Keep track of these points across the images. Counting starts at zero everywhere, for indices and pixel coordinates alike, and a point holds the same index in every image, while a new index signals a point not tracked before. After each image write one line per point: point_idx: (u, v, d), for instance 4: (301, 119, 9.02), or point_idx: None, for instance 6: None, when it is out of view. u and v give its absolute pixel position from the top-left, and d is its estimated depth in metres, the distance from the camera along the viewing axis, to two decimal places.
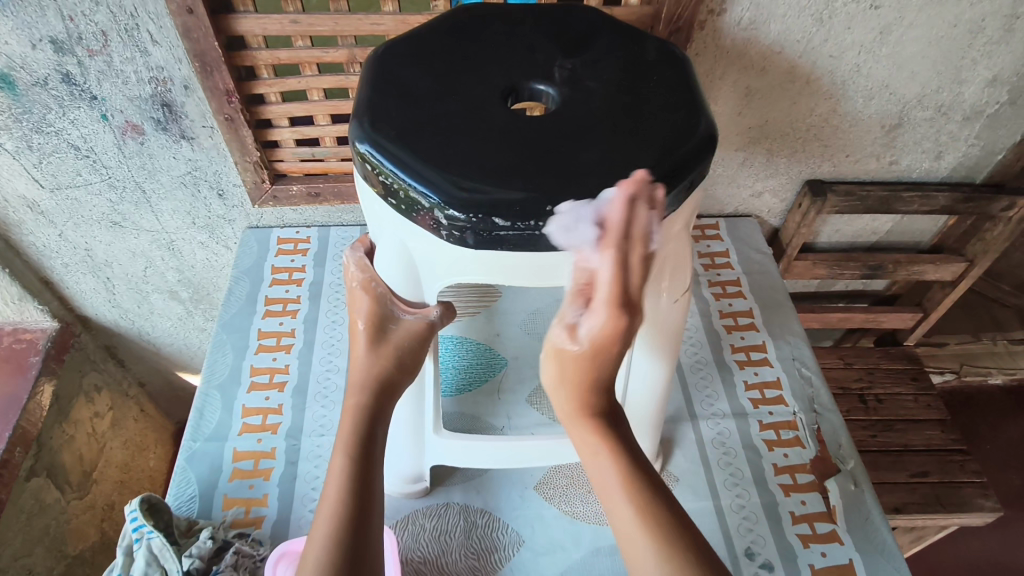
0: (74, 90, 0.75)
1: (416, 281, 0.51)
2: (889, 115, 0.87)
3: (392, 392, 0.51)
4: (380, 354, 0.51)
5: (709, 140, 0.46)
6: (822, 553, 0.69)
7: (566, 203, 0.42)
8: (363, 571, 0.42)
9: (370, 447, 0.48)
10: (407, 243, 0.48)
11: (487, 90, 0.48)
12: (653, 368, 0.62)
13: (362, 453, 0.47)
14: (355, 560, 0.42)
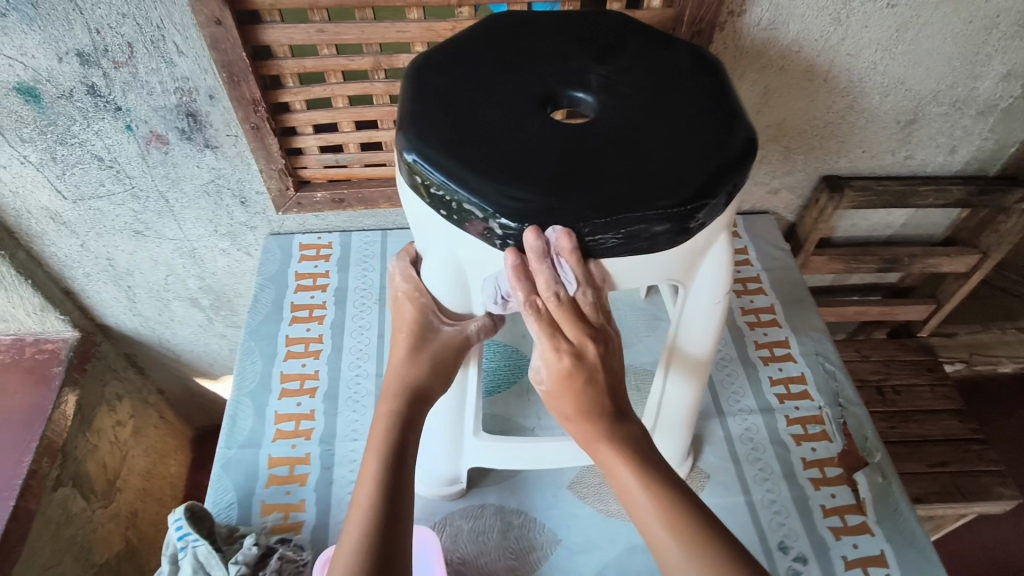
0: (98, 102, 0.75)
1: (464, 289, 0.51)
2: (905, 111, 0.88)
3: (423, 401, 0.53)
4: (417, 361, 0.53)
5: (752, 145, 0.46)
6: (853, 544, 0.70)
7: (616, 210, 0.42)
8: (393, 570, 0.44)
9: (403, 454, 0.50)
10: (449, 253, 0.49)
11: (528, 97, 0.48)
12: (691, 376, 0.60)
13: (394, 458, 0.49)
14: (383, 563, 0.44)
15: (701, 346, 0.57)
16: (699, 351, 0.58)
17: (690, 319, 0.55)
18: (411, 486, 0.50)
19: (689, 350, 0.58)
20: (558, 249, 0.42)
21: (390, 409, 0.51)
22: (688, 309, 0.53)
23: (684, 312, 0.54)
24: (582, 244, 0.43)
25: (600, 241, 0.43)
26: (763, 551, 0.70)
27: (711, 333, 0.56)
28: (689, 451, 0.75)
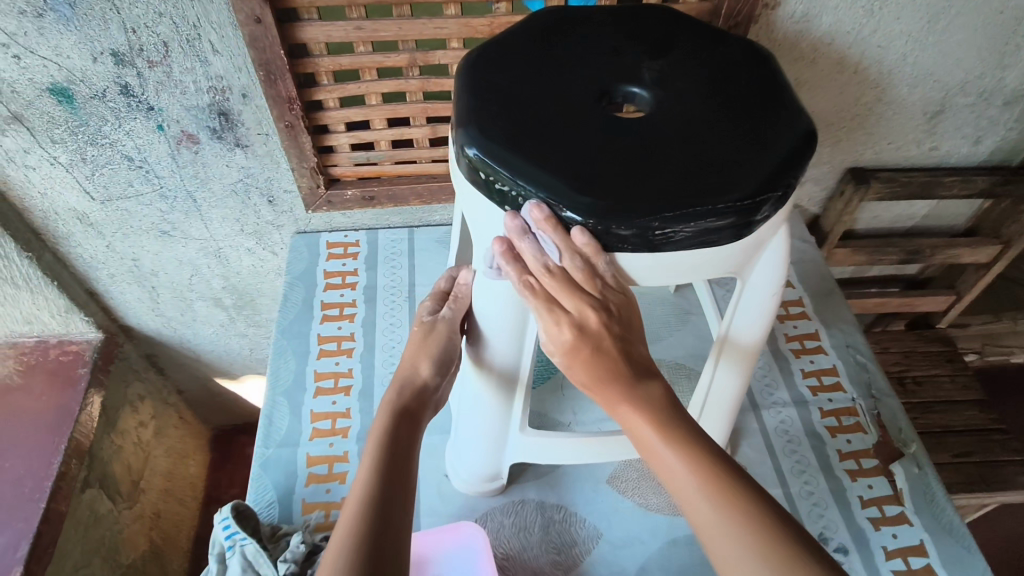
0: (131, 101, 0.74)
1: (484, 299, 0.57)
2: (932, 102, 0.88)
3: (423, 395, 0.59)
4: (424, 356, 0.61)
5: (812, 137, 0.46)
6: (893, 535, 0.70)
7: (686, 203, 0.41)
8: (394, 514, 0.47)
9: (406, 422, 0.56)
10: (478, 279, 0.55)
11: (584, 93, 0.48)
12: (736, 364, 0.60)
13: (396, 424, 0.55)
14: (384, 506, 0.47)
15: (750, 342, 0.57)
16: (745, 351, 0.58)
17: (745, 316, 0.55)
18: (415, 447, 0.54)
19: (737, 348, 0.58)
20: (535, 220, 0.43)
21: (387, 406, 0.57)
22: (743, 305, 0.54)
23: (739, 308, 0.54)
24: (560, 215, 0.43)
25: (672, 234, 0.42)
26: None
27: (761, 333, 0.56)
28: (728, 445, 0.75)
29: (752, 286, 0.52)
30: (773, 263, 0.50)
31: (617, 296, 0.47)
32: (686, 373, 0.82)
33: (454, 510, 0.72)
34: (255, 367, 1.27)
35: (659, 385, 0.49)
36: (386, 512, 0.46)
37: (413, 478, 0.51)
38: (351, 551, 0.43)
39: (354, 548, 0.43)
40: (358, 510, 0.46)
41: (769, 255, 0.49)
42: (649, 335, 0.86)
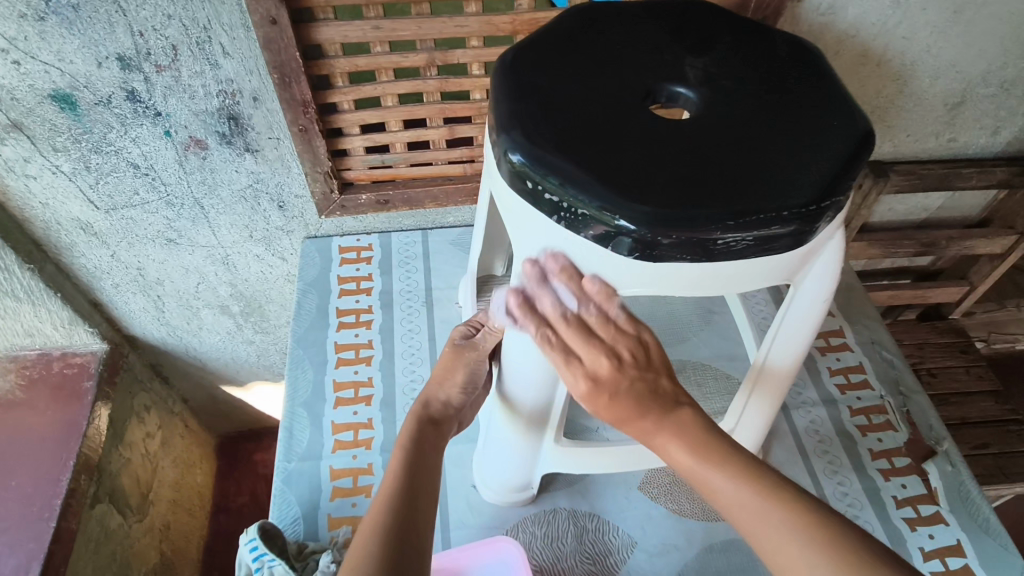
0: (138, 107, 0.71)
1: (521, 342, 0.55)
2: (953, 94, 0.87)
3: (447, 412, 0.59)
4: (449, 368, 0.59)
5: (868, 138, 0.45)
6: (930, 535, 0.69)
7: (749, 210, 0.39)
8: (418, 526, 0.46)
9: (427, 440, 0.55)
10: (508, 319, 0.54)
11: (630, 94, 0.46)
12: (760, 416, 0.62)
13: (417, 441, 0.54)
14: (408, 518, 0.46)
15: (785, 371, 0.58)
16: (779, 381, 0.58)
17: (780, 347, 0.55)
18: (436, 462, 0.53)
19: (771, 377, 0.58)
20: (551, 272, 0.45)
21: (413, 415, 0.57)
22: (779, 336, 0.55)
23: (775, 338, 0.55)
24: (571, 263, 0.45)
25: (732, 243, 0.40)
26: None
27: (787, 376, 0.58)
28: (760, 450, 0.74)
29: (790, 316, 0.53)
30: (811, 295, 0.50)
31: (633, 345, 0.46)
32: (712, 374, 0.81)
33: (484, 522, 0.70)
34: (261, 374, 1.24)
35: (687, 411, 0.47)
36: (410, 525, 0.45)
37: (436, 490, 0.51)
38: (379, 549, 0.42)
39: (381, 544, 0.43)
40: (385, 521, 0.45)
41: (807, 286, 0.50)
42: (673, 336, 0.85)
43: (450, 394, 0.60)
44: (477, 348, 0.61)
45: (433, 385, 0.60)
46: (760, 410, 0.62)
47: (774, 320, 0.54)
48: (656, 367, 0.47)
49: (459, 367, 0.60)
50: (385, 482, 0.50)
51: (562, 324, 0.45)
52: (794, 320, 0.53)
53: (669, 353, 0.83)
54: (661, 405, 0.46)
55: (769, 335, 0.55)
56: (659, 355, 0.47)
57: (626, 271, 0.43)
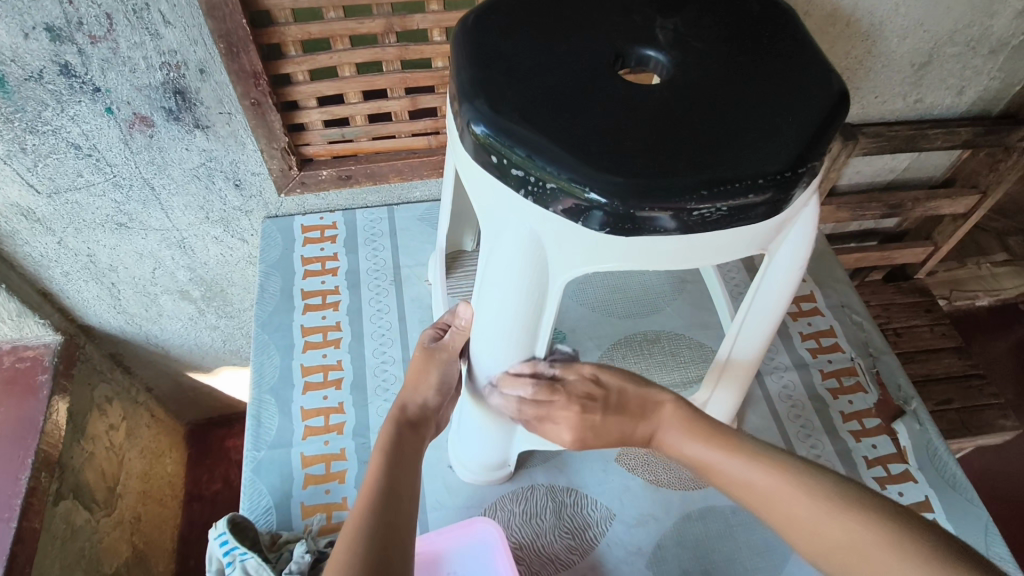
0: (74, 83, 0.66)
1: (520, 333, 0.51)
2: (920, 53, 0.86)
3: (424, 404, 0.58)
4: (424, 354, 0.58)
5: (843, 98, 0.43)
6: (899, 493, 0.71)
7: (724, 179, 0.38)
8: (400, 532, 0.45)
9: (405, 438, 0.54)
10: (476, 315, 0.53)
11: (598, 57, 0.44)
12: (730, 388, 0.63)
13: (396, 441, 0.53)
14: (389, 522, 0.45)
15: (747, 362, 0.60)
16: (742, 363, 0.60)
17: (754, 322, 0.55)
18: (416, 463, 0.52)
19: (743, 350, 0.58)
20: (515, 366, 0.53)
21: (390, 419, 0.55)
22: (749, 319, 0.54)
23: (747, 316, 0.54)
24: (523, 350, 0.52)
25: (707, 213, 0.39)
26: None
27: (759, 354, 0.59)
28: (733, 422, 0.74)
29: (763, 290, 0.51)
30: (784, 266, 0.49)
31: (583, 383, 0.54)
32: (686, 343, 0.81)
33: (462, 502, 0.69)
34: (228, 359, 1.21)
35: (668, 408, 0.54)
36: (392, 531, 0.45)
37: (416, 493, 0.50)
38: (363, 553, 0.42)
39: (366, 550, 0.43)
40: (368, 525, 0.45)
41: (781, 257, 0.49)
42: (647, 306, 0.84)
43: (427, 396, 0.58)
44: (448, 348, 0.59)
45: (407, 389, 0.59)
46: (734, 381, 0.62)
47: (747, 295, 0.53)
48: (615, 391, 0.54)
49: (431, 370, 0.59)
50: (365, 485, 0.49)
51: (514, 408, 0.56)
52: (766, 293, 0.52)
53: (643, 324, 0.83)
54: (642, 413, 0.54)
55: (740, 311, 0.54)
56: (610, 377, 0.55)
57: (600, 247, 0.41)
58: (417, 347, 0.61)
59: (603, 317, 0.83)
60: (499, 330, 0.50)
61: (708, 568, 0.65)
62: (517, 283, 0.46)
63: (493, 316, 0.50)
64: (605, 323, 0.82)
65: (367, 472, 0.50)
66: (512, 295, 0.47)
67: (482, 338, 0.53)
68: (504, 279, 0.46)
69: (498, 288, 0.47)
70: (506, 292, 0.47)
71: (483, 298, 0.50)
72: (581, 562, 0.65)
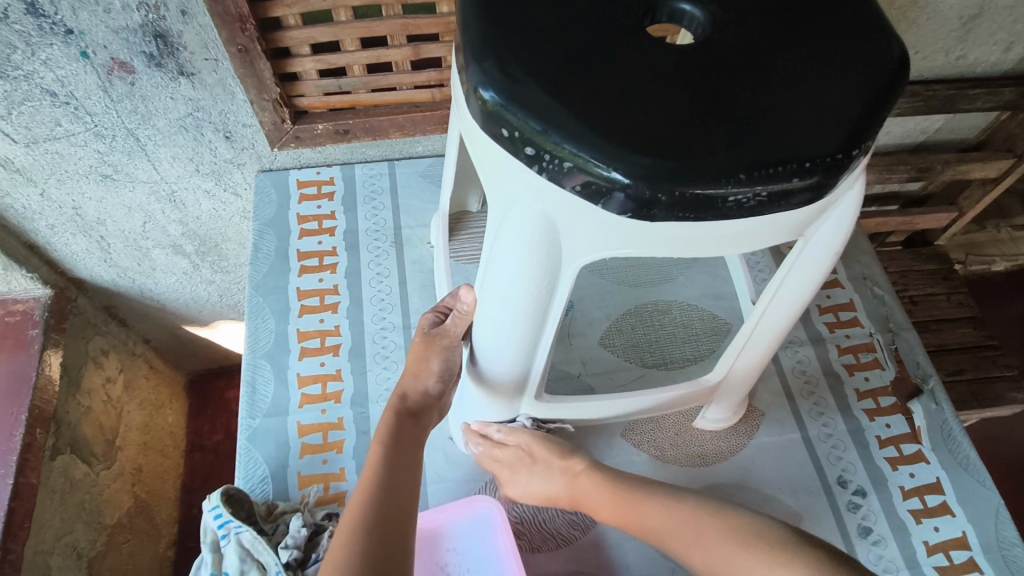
0: (43, 23, 0.60)
1: (523, 327, 0.48)
2: (970, 5, 0.79)
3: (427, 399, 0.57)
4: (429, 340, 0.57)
5: (903, 66, 0.38)
6: (910, 474, 0.69)
7: (766, 160, 0.33)
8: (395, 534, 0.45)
9: (399, 435, 0.53)
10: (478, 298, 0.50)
11: (623, 10, 0.39)
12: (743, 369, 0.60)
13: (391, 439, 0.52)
14: (382, 523, 0.45)
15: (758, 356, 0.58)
16: (754, 356, 0.58)
17: (759, 335, 0.55)
18: (411, 462, 0.52)
19: (767, 324, 0.53)
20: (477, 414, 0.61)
21: (390, 410, 0.56)
22: (760, 324, 0.53)
23: (753, 328, 0.54)
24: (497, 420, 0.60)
25: (743, 199, 0.34)
26: (823, 487, 0.68)
27: (767, 352, 0.57)
28: (738, 409, 0.71)
29: (795, 270, 0.47)
30: (821, 247, 0.44)
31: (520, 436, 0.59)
32: (698, 315, 0.78)
33: (462, 475, 0.67)
34: (225, 313, 1.18)
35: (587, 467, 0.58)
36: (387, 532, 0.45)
37: (413, 492, 0.49)
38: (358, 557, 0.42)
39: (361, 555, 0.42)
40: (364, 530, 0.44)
41: (816, 239, 0.44)
42: (659, 275, 0.81)
43: (428, 385, 0.58)
44: (448, 334, 0.57)
45: (407, 375, 0.58)
46: (752, 360, 0.59)
47: (776, 273, 0.49)
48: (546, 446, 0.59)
49: (432, 356, 0.57)
50: (360, 489, 0.48)
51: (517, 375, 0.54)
52: (799, 274, 0.47)
53: (654, 293, 0.79)
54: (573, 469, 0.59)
55: (763, 296, 0.51)
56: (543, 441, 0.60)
57: (619, 230, 0.38)
58: (417, 332, 0.59)
59: (613, 285, 0.79)
60: (505, 320, 0.48)
61: None
62: (528, 262, 0.42)
63: (500, 296, 0.46)
64: (614, 291, 0.79)
65: (365, 472, 0.50)
66: (521, 275, 0.43)
67: (486, 321, 0.50)
68: (511, 258, 0.42)
69: (505, 267, 0.43)
70: (514, 271, 0.43)
71: (489, 280, 0.46)
72: (583, 537, 0.64)
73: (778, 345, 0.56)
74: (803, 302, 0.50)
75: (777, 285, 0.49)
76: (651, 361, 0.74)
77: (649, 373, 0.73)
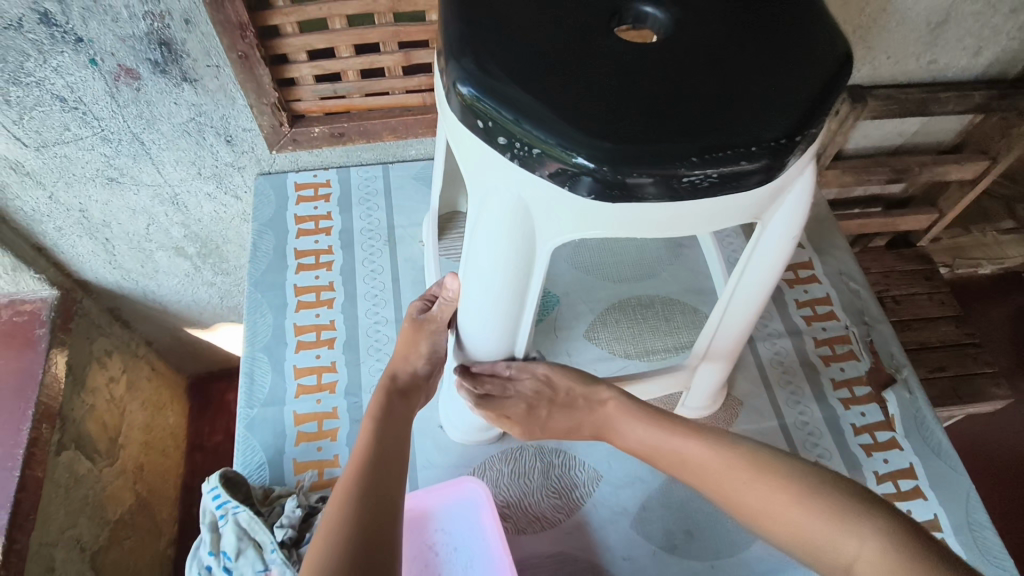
0: (55, 32, 0.64)
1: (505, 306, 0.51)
2: (937, 11, 0.83)
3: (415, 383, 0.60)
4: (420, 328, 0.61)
5: (847, 62, 0.42)
6: (884, 460, 0.72)
7: (716, 145, 0.37)
8: (388, 494, 0.47)
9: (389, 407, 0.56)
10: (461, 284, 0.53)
11: (591, 13, 0.42)
12: (721, 353, 0.63)
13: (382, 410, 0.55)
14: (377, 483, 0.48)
15: (733, 339, 0.61)
16: (730, 338, 0.61)
17: (731, 317, 0.58)
18: (404, 428, 0.55)
19: (738, 307, 0.56)
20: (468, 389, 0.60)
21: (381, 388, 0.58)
22: (732, 305, 0.56)
23: (725, 311, 0.57)
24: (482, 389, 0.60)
25: (696, 181, 0.38)
26: None
27: (742, 332, 0.60)
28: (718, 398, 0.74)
29: (759, 251, 0.50)
30: (779, 231, 0.48)
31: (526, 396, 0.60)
32: (680, 309, 0.81)
33: (451, 461, 0.70)
34: (226, 315, 1.21)
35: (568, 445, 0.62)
36: (381, 493, 0.47)
37: (404, 457, 0.52)
38: (354, 509, 0.45)
39: (355, 508, 0.45)
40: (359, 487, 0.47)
41: (774, 223, 0.47)
42: (643, 271, 0.84)
43: (417, 365, 0.61)
44: (436, 319, 0.61)
45: (397, 358, 0.61)
46: (728, 344, 0.61)
47: (742, 257, 0.52)
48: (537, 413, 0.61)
49: (421, 339, 0.61)
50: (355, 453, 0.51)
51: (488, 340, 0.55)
52: (762, 256, 0.50)
53: (637, 288, 0.82)
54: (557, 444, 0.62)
55: (733, 278, 0.54)
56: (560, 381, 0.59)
57: (588, 213, 0.41)
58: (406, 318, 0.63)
59: (597, 281, 0.82)
60: (486, 302, 0.51)
61: (692, 528, 0.67)
62: (504, 246, 0.45)
63: (481, 278, 0.49)
64: (599, 287, 0.82)
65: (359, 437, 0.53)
66: (499, 259, 0.46)
67: (470, 305, 0.53)
68: (489, 243, 0.45)
69: (484, 253, 0.46)
70: (491, 257, 0.46)
71: (471, 265, 0.49)
72: (567, 520, 0.67)
73: (753, 325, 0.59)
74: (770, 283, 0.53)
75: (743, 267, 0.52)
76: (634, 352, 0.77)
77: (631, 364, 0.76)
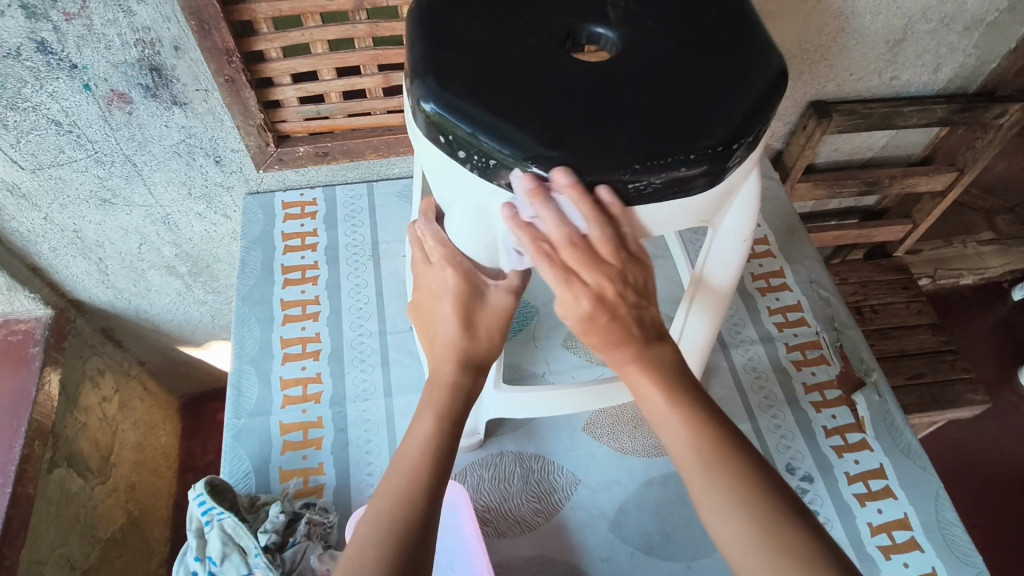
0: (51, 59, 0.67)
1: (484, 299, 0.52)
2: (894, 30, 0.87)
3: None
4: None
5: (783, 76, 0.45)
6: (855, 460, 0.74)
7: (658, 153, 0.40)
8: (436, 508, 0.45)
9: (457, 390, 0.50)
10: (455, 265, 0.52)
11: (547, 35, 0.45)
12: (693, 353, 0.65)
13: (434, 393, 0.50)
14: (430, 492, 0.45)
15: (701, 338, 0.63)
16: (698, 338, 0.63)
17: (694, 319, 0.60)
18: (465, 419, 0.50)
19: (708, 305, 0.59)
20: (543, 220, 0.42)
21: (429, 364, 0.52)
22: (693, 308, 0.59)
23: (688, 313, 0.60)
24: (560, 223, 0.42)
25: (641, 186, 0.41)
26: None
27: (709, 332, 0.62)
28: None
29: (714, 256, 0.53)
30: (731, 234, 0.51)
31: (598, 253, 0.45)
32: None
33: None
34: (217, 333, 1.23)
35: None
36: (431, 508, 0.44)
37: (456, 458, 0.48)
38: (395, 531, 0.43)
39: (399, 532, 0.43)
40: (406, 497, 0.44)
41: (726, 225, 0.50)
42: None
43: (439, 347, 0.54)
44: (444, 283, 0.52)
45: None
46: (696, 346, 0.64)
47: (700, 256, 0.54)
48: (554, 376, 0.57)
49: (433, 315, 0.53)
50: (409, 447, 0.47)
51: (563, 243, 0.42)
52: (719, 257, 0.53)
53: None
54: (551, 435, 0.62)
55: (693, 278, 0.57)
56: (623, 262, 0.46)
57: None
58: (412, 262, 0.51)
59: None
60: None
61: (669, 531, 0.68)
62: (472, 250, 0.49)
63: None
64: None
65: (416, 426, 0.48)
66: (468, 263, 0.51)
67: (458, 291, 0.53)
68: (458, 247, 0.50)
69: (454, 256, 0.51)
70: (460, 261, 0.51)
71: None
72: (546, 524, 0.69)
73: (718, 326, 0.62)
74: (726, 296, 0.57)
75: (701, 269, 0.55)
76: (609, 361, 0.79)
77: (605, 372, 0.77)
